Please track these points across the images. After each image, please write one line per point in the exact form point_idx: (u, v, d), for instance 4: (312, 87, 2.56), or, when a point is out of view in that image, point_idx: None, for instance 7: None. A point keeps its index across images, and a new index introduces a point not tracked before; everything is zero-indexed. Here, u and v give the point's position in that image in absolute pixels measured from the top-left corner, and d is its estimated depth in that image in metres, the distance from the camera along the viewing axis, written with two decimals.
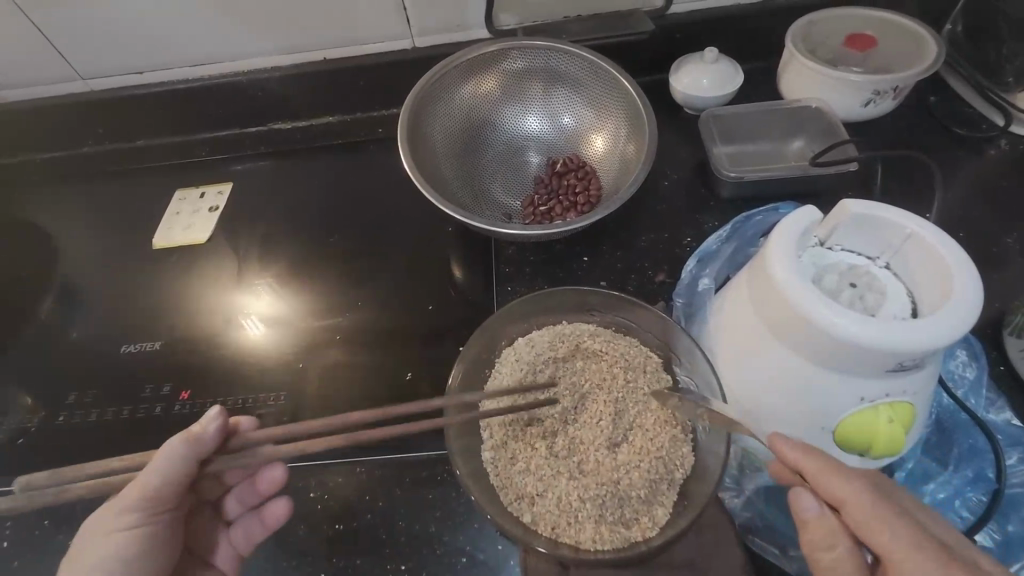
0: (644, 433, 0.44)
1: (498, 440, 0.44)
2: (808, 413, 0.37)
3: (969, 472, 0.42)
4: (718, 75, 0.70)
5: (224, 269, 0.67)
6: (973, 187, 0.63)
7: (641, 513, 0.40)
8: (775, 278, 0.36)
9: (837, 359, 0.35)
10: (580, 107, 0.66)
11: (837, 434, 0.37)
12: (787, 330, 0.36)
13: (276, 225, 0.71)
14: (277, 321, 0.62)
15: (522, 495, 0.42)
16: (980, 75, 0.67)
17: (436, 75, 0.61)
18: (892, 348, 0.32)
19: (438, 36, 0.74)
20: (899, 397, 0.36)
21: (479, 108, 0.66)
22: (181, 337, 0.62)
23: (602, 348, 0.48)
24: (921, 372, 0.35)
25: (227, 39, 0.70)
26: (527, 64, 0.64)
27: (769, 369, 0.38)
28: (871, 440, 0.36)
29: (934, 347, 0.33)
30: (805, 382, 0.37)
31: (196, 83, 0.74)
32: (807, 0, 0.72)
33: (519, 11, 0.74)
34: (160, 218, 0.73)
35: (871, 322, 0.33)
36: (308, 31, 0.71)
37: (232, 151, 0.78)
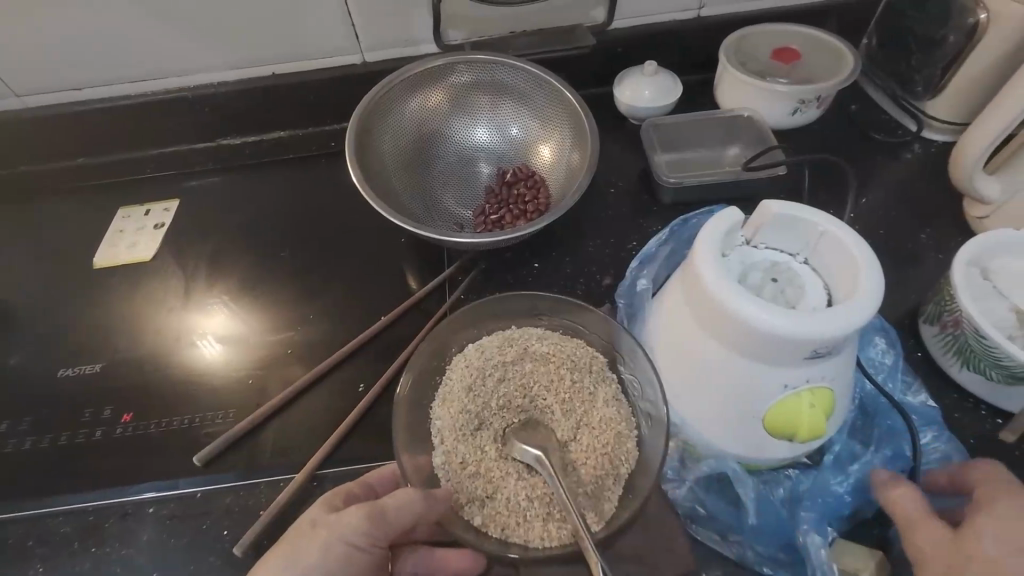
0: (592, 431, 0.45)
1: (448, 448, 0.44)
2: (740, 403, 0.40)
3: (888, 452, 0.45)
4: (658, 87, 0.73)
5: (172, 287, 0.66)
6: (891, 188, 0.68)
7: (587, 509, 0.42)
8: (701, 277, 0.38)
9: (759, 351, 0.37)
10: (527, 119, 0.67)
11: (765, 423, 0.39)
12: (714, 324, 0.38)
13: (230, 241, 0.70)
14: (229, 338, 0.61)
15: (473, 498, 0.42)
16: (894, 86, 0.73)
17: (382, 88, 0.62)
18: (805, 339, 0.35)
19: (388, 51, 0.75)
20: (818, 383, 0.38)
21: (428, 121, 0.67)
22: (127, 358, 0.60)
23: (549, 350, 0.48)
24: (836, 359, 0.38)
25: (172, 55, 0.70)
26: (473, 77, 0.65)
27: (700, 362, 0.40)
28: (794, 425, 0.38)
29: (841, 335, 0.35)
30: (733, 374, 0.39)
31: (139, 99, 0.73)
32: (737, 17, 0.76)
33: (467, 27, 0.76)
34: (102, 237, 0.71)
35: (786, 314, 0.35)
36: (255, 46, 0.71)
37: (179, 167, 0.77)
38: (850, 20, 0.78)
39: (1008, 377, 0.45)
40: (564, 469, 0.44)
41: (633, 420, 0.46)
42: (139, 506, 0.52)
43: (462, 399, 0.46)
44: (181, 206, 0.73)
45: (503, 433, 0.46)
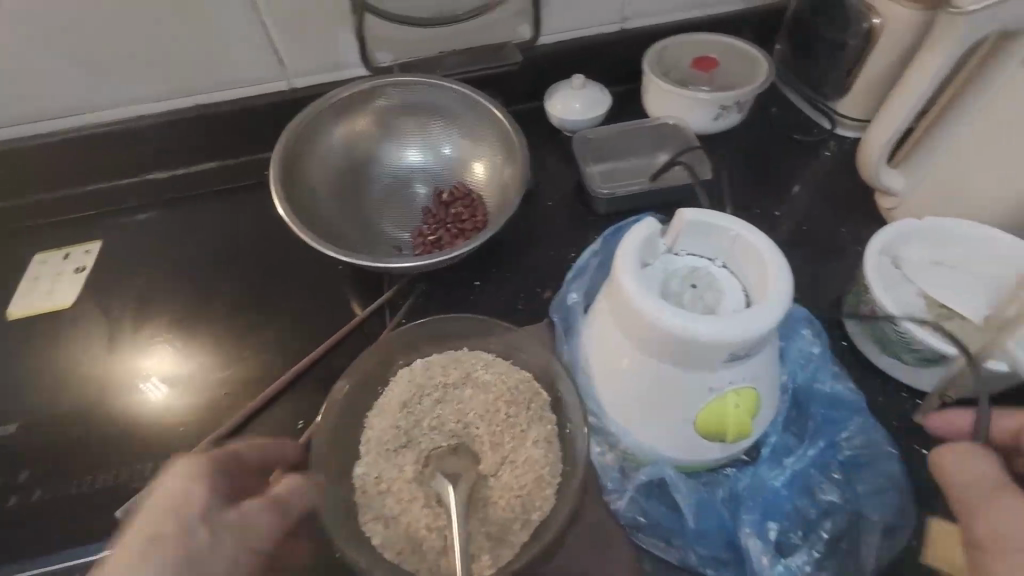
0: (517, 450, 0.45)
1: (370, 459, 0.45)
2: (666, 409, 0.40)
3: (822, 443, 0.46)
4: (588, 99, 0.75)
5: (95, 334, 0.62)
6: (811, 185, 0.72)
7: (506, 531, 0.41)
8: (621, 289, 0.39)
9: (676, 358, 0.38)
10: (458, 137, 0.67)
11: (696, 425, 0.40)
12: (635, 334, 0.39)
13: (157, 279, 0.67)
14: (159, 383, 0.58)
15: (387, 520, 0.43)
16: (807, 90, 0.77)
17: (305, 116, 0.61)
18: (718, 343, 0.36)
19: (316, 75, 0.74)
20: (741, 384, 0.39)
21: (358, 145, 0.66)
22: (47, 413, 0.56)
23: (484, 372, 0.49)
24: (753, 359, 0.39)
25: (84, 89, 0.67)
26: (399, 99, 0.65)
27: (618, 369, 0.42)
28: (724, 425, 0.39)
29: (752, 339, 0.36)
30: (653, 380, 0.40)
31: (49, 136, 0.69)
32: (658, 29, 0.79)
33: (395, 49, 0.76)
34: (16, 285, 0.67)
35: (697, 320, 0.36)
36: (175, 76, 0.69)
37: (100, 206, 0.73)
38: (763, 29, 0.82)
39: (920, 360, 0.47)
40: (477, 495, 0.43)
41: (563, 455, 0.45)
42: (52, 575, 0.48)
43: (397, 414, 0.47)
44: (103, 247, 0.70)
45: (428, 456, 0.46)
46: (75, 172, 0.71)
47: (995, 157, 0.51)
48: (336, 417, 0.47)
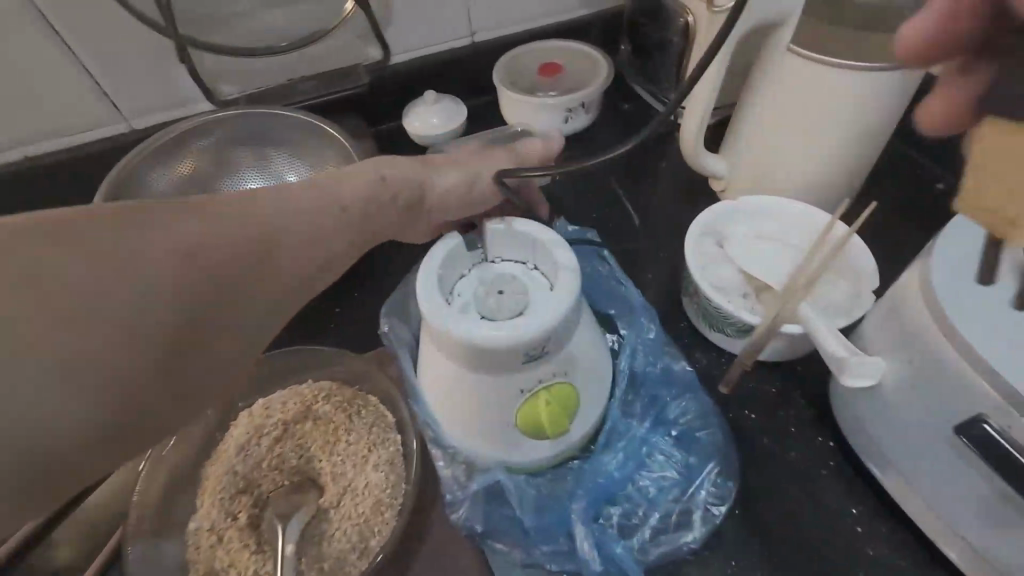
0: (358, 481, 0.45)
1: (203, 510, 0.44)
2: (485, 415, 0.41)
3: (658, 425, 0.48)
4: (443, 113, 0.76)
5: None
6: (661, 176, 0.75)
7: (337, 565, 0.41)
8: (421, 305, 0.40)
9: (479, 365, 0.39)
10: (300, 165, 0.66)
11: (516, 425, 0.41)
12: (442, 347, 0.41)
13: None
14: None
15: (215, 569, 0.42)
16: (649, 85, 0.80)
17: (126, 162, 0.60)
18: (502, 345, 0.37)
19: (155, 115, 0.71)
20: (551, 381, 0.40)
21: (195, 188, 0.64)
22: None
23: (331, 407, 0.48)
24: (556, 356, 0.40)
25: None
26: (230, 135, 0.65)
27: (441, 382, 0.42)
28: (538, 423, 0.40)
29: (540, 336, 0.38)
30: (468, 391, 0.41)
31: None
32: (507, 39, 0.81)
33: (237, 81, 0.73)
34: None
35: (483, 325, 0.38)
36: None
37: None
38: (610, 30, 0.85)
39: (739, 331, 0.51)
40: (319, 528, 0.43)
41: (405, 475, 0.44)
42: None
43: (232, 457, 0.46)
44: None
45: (267, 496, 0.45)
46: None
47: (789, 134, 0.55)
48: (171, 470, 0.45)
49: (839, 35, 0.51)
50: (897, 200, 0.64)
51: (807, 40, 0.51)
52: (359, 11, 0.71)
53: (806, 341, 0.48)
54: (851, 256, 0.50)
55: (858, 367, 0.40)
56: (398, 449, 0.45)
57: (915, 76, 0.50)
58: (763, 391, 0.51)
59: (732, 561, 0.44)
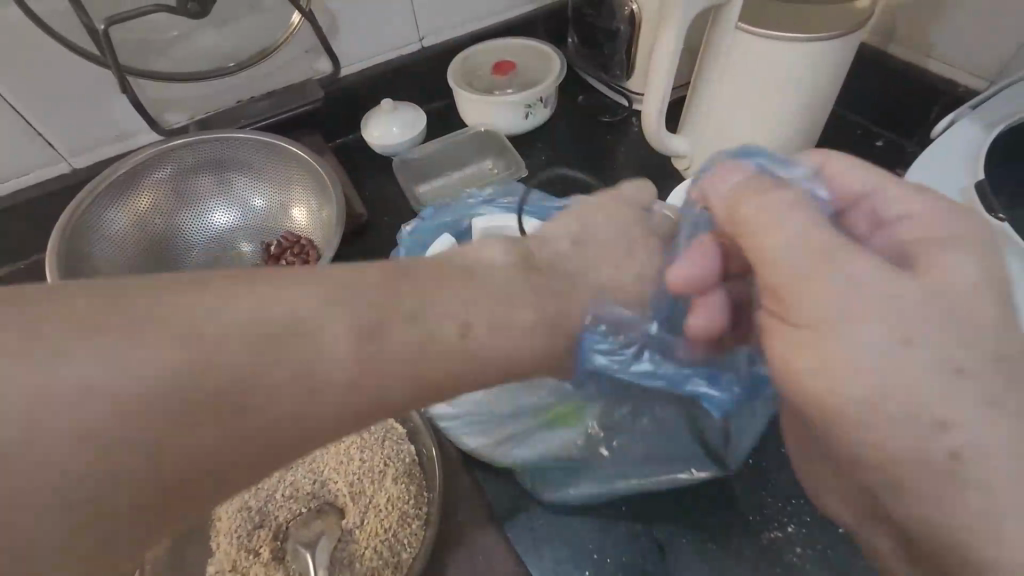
0: (378, 499, 0.44)
1: (222, 553, 0.43)
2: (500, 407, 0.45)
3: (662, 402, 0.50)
4: (403, 120, 0.75)
5: None
6: (625, 160, 0.77)
7: None
8: None
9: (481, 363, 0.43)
10: (264, 188, 0.65)
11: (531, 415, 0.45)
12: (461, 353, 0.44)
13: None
14: None
15: None
16: (601, 74, 0.81)
17: (79, 206, 0.58)
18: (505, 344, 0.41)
19: (101, 151, 0.67)
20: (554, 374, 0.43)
21: (157, 225, 0.62)
22: None
23: (340, 429, 0.47)
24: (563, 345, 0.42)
25: None
26: (184, 165, 0.63)
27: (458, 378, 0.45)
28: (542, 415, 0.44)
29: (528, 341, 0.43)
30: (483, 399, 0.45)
31: None
32: (457, 41, 0.81)
33: (185, 107, 0.70)
34: None
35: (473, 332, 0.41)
36: None
37: None
38: (556, 24, 0.86)
39: None
40: (346, 550, 0.42)
41: (426, 483, 0.45)
42: None
43: (243, 494, 0.45)
44: None
45: (286, 528, 0.44)
46: None
47: (745, 108, 0.58)
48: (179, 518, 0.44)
49: (781, 12, 0.54)
50: None
51: (753, 18, 0.53)
52: (306, 25, 0.70)
53: None
54: None
55: None
56: (413, 459, 0.45)
57: (851, 45, 0.54)
58: None
59: (749, 516, 0.47)
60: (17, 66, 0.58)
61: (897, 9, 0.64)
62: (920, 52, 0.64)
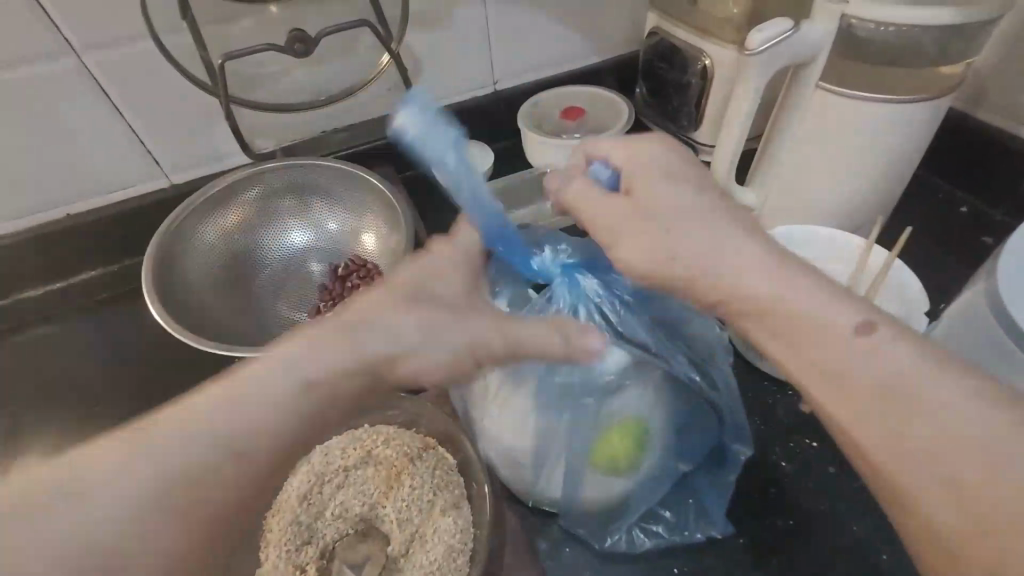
0: (426, 530, 0.44)
1: (269, 564, 0.43)
2: (580, 435, 0.42)
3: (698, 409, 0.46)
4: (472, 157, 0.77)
5: None
6: None
7: None
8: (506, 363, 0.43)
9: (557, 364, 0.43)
10: (342, 213, 0.69)
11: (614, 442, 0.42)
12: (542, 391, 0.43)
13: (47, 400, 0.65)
14: None
15: None
16: (668, 124, 0.81)
17: (179, 213, 0.63)
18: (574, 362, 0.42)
19: (195, 169, 0.74)
20: (625, 414, 0.43)
21: (236, 239, 0.66)
22: None
23: (393, 454, 0.47)
24: (623, 394, 0.43)
25: None
26: (269, 186, 0.67)
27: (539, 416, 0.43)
28: (614, 450, 0.42)
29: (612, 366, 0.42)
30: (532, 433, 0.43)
31: None
32: (527, 87, 0.84)
33: (276, 135, 0.76)
34: None
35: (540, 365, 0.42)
36: (53, 187, 0.69)
37: None
38: (625, 75, 0.88)
39: None
40: None
41: (474, 519, 0.44)
42: None
43: (296, 508, 0.45)
44: None
45: (334, 547, 0.45)
46: None
47: (820, 167, 0.58)
48: None
49: (852, 73, 0.53)
50: (924, 228, 0.65)
51: (838, 79, 0.53)
52: (393, 67, 0.74)
53: None
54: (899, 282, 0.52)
55: None
56: (463, 492, 0.45)
57: (940, 107, 0.53)
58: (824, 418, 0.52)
59: None
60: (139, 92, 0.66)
61: (986, 73, 0.62)
62: (1013, 118, 0.62)
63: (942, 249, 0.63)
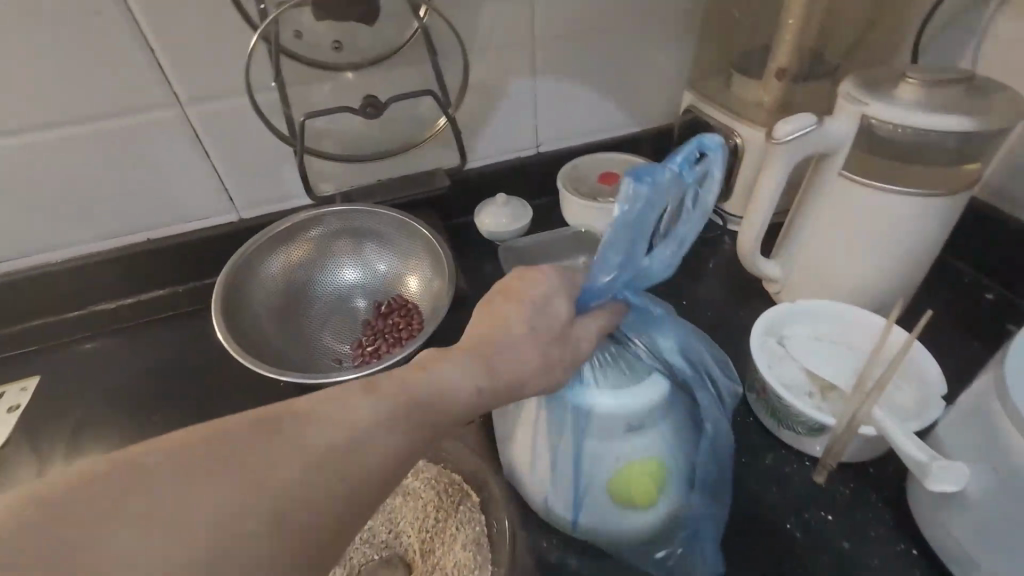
0: (446, 564, 0.47)
1: None
2: (589, 475, 0.46)
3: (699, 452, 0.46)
4: (513, 212, 0.83)
5: (48, 467, 0.65)
6: (723, 272, 0.78)
7: None
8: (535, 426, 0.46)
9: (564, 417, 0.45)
10: (392, 256, 0.75)
11: (626, 485, 0.45)
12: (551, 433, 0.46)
13: (105, 407, 0.71)
14: None
15: None
16: None
17: (251, 245, 0.70)
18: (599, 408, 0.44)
19: (263, 207, 0.82)
20: (634, 459, 0.45)
21: (297, 272, 0.73)
22: None
23: (422, 487, 0.51)
24: (636, 436, 0.45)
25: (66, 234, 0.76)
26: (331, 228, 0.74)
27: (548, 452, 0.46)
28: (632, 488, 0.45)
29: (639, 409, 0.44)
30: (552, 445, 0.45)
31: (30, 271, 0.76)
32: (568, 151, 0.91)
33: (337, 181, 0.84)
34: None
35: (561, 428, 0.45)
36: (137, 215, 0.78)
37: (66, 335, 0.80)
38: (660, 146, 0.95)
39: (811, 430, 0.52)
40: None
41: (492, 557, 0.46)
42: None
43: None
44: (41, 383, 0.74)
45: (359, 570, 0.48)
46: (53, 303, 0.79)
47: (842, 247, 0.61)
48: None
49: (872, 164, 0.57)
50: (946, 310, 0.67)
51: (860, 168, 0.57)
52: (448, 130, 0.82)
53: (879, 442, 0.51)
54: (913, 360, 0.54)
55: (941, 471, 0.42)
56: (483, 530, 0.47)
57: (959, 200, 0.56)
58: (838, 492, 0.53)
59: None
60: (224, 139, 0.75)
61: (1009, 170, 0.65)
62: None
63: (965, 333, 0.65)
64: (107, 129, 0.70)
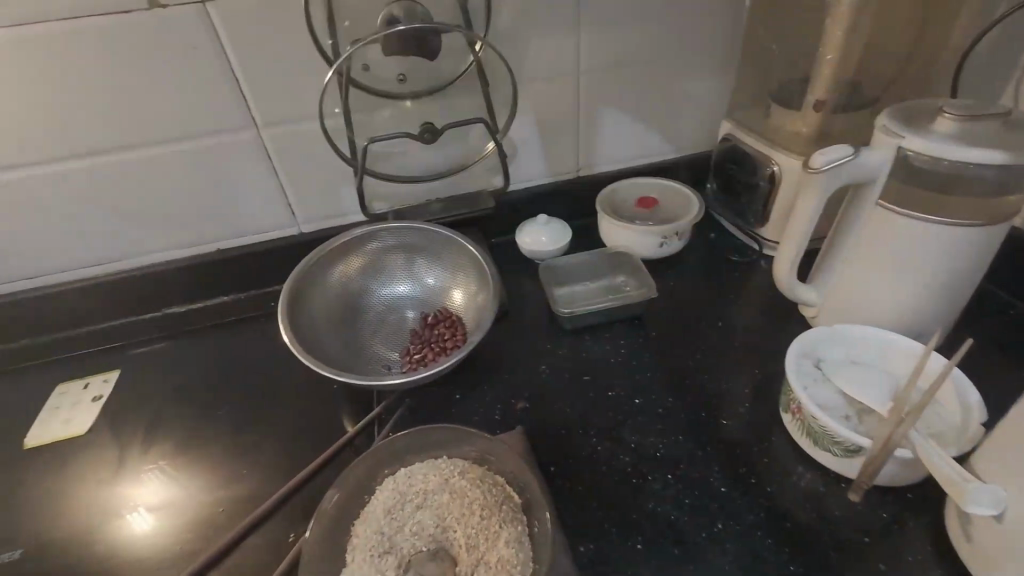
0: (490, 559, 0.49)
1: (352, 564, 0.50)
2: None
3: None
4: (553, 232, 0.87)
5: (124, 452, 0.71)
6: (757, 295, 0.80)
7: None
8: None
9: None
10: (439, 271, 0.80)
11: None
12: None
13: (174, 401, 0.77)
14: (164, 508, 0.64)
15: None
16: (735, 219, 0.89)
17: (315, 255, 0.76)
18: None
19: (322, 223, 0.89)
20: None
21: (352, 283, 0.79)
22: (68, 531, 0.64)
23: (467, 485, 0.54)
24: None
25: (148, 242, 0.84)
26: (385, 243, 0.80)
27: None
28: None
29: None
30: None
31: (116, 274, 0.85)
32: (606, 176, 0.95)
33: (390, 199, 0.90)
34: (67, 408, 0.78)
35: None
36: (211, 226, 0.85)
37: (141, 334, 0.87)
38: (697, 172, 0.98)
39: (846, 451, 0.53)
40: None
41: (532, 554, 0.49)
42: None
43: (379, 520, 0.53)
44: (120, 376, 0.82)
45: (410, 561, 0.51)
46: (132, 305, 0.87)
47: (878, 274, 0.62)
48: (324, 523, 0.52)
49: (909, 194, 0.58)
50: (987, 338, 0.67)
51: (895, 198, 0.59)
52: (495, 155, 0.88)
53: (916, 466, 0.51)
54: (953, 386, 0.54)
55: (979, 495, 0.43)
56: (524, 529, 0.51)
57: (997, 231, 0.57)
58: (873, 516, 0.54)
59: None
60: (293, 159, 0.82)
61: None
62: None
63: (1007, 361, 0.65)
64: (192, 150, 0.78)
